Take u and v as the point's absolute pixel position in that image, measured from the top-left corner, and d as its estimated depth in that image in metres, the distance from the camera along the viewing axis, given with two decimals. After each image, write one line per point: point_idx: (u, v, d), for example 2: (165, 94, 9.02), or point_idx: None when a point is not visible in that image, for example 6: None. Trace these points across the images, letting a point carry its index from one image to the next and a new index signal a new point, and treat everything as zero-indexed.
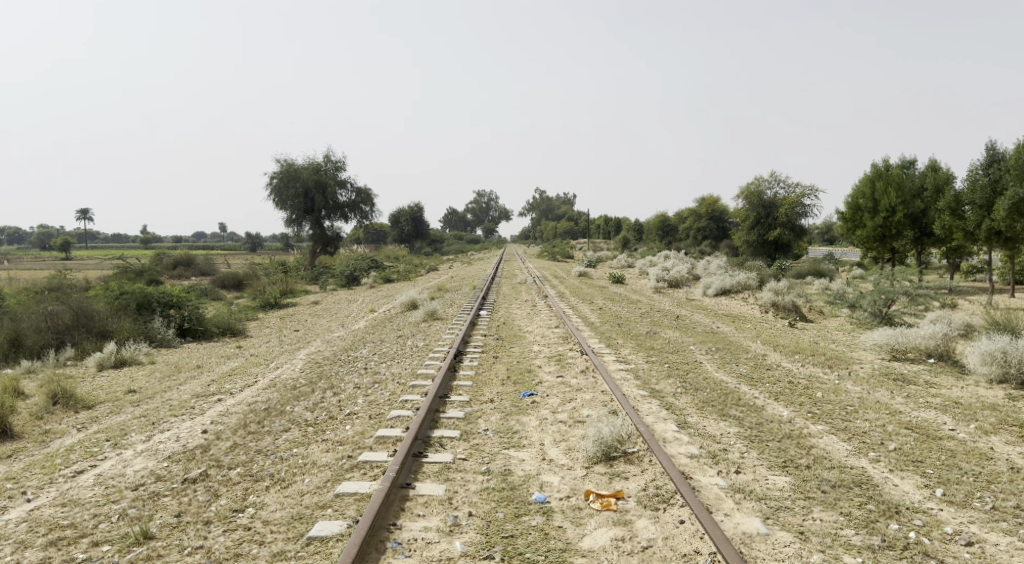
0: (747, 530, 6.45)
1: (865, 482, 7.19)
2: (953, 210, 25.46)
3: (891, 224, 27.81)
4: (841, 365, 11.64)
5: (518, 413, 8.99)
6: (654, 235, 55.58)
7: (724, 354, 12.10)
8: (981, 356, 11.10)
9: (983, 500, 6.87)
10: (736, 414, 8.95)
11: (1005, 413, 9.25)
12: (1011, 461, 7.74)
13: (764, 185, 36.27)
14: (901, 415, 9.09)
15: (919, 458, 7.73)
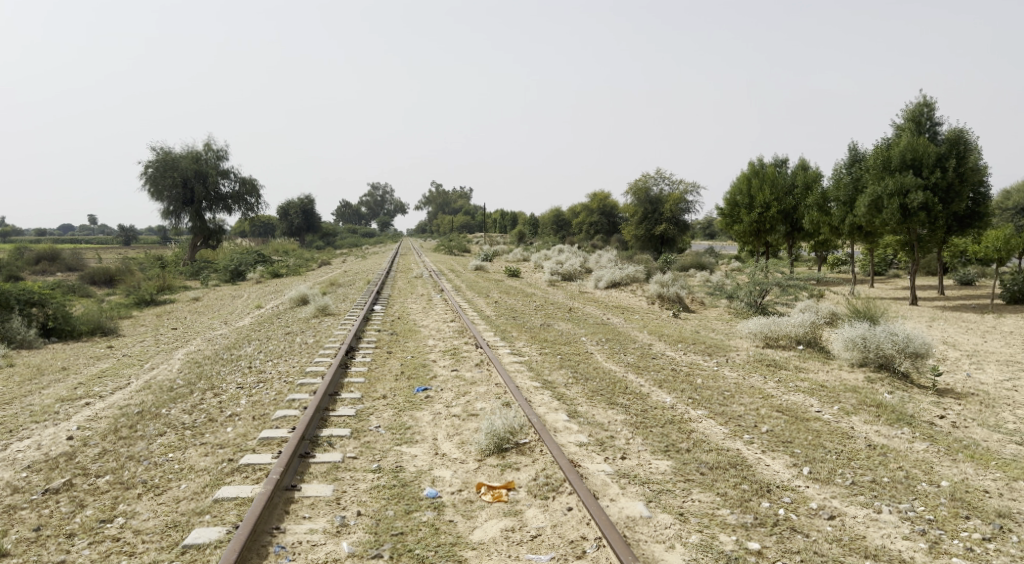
0: (631, 514, 6.67)
1: (741, 463, 7.57)
2: (819, 206, 27.19)
3: (765, 219, 29.47)
4: (720, 352, 12.24)
5: (411, 409, 8.92)
6: (549, 229, 56.48)
7: (613, 345, 12.43)
8: (844, 341, 11.93)
9: (844, 477, 7.37)
10: (624, 402, 9.22)
11: (865, 394, 9.96)
12: (869, 439, 8.36)
13: (651, 181, 37.53)
14: (773, 398, 9.64)
15: (789, 439, 8.22)
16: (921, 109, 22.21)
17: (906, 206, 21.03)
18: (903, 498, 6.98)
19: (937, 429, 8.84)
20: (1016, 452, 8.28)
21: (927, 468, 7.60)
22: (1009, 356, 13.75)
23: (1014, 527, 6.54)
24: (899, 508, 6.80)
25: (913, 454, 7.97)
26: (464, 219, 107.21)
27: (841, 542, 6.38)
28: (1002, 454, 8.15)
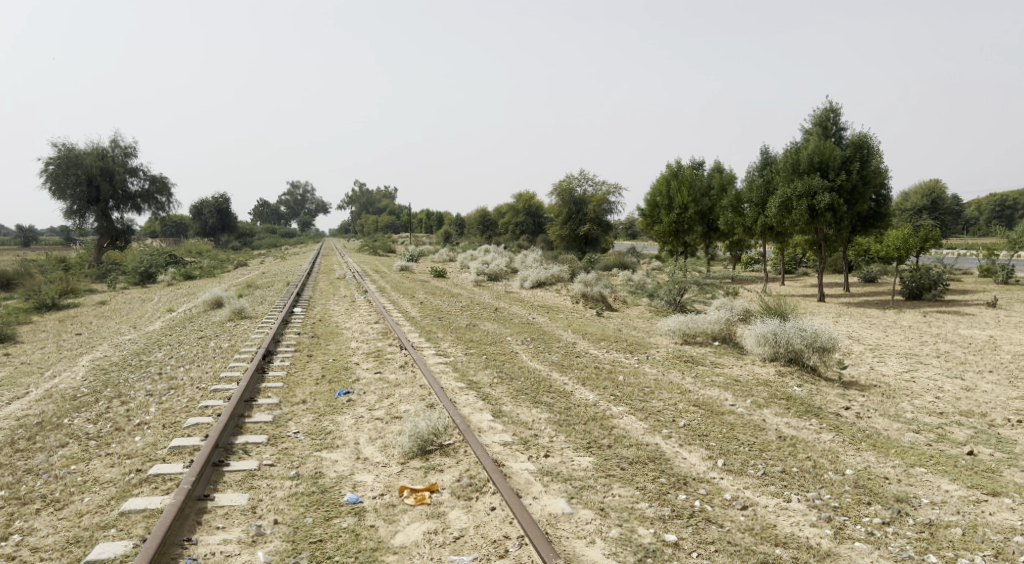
0: (553, 511, 6.73)
1: (659, 457, 7.74)
2: (734, 207, 28.14)
3: (684, 220, 30.22)
4: (640, 349, 12.50)
5: (332, 413, 8.76)
6: (475, 229, 56.46)
7: (537, 344, 12.52)
8: (757, 337, 12.35)
9: (756, 468, 7.63)
10: (548, 401, 9.30)
11: (776, 388, 10.35)
12: (780, 430, 8.68)
13: (575, 182, 37.95)
14: (690, 393, 9.91)
15: (705, 432, 8.46)
16: (828, 115, 23.21)
17: (813, 208, 21.94)
18: (811, 487, 7.27)
19: (842, 419, 9.26)
20: (914, 439, 8.75)
21: (833, 457, 7.95)
22: (908, 349, 14.54)
23: (912, 510, 6.90)
24: (807, 497, 7.08)
25: (821, 444, 8.32)
26: (388, 219, 106.07)
27: (753, 531, 6.58)
28: (901, 442, 8.60)
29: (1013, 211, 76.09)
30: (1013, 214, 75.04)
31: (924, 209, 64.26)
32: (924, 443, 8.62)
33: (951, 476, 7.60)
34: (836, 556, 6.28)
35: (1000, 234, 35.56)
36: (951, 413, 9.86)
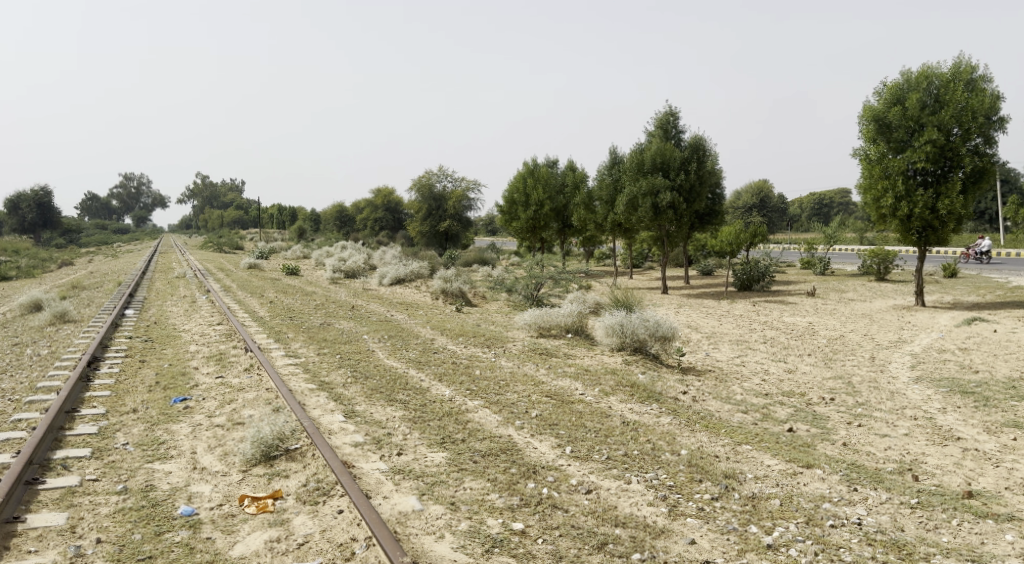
0: (403, 509, 6.69)
1: (510, 448, 7.89)
2: (586, 204, 29.14)
3: (540, 216, 30.96)
4: (497, 343, 12.66)
5: (167, 422, 8.26)
6: (330, 225, 55.13)
7: (393, 341, 12.39)
8: (605, 328, 12.84)
9: (600, 453, 7.95)
10: (402, 398, 9.22)
11: (622, 376, 10.82)
12: (625, 416, 9.09)
13: (434, 178, 37.83)
14: (543, 384, 10.15)
15: (556, 422, 8.70)
16: (668, 118, 24.52)
17: (657, 205, 23.03)
18: (650, 468, 7.66)
19: (680, 404, 9.83)
20: (743, 419, 9.42)
21: (670, 439, 8.42)
22: (740, 336, 15.64)
23: (737, 485, 7.43)
24: (646, 478, 7.45)
25: (660, 427, 8.79)
26: (234, 214, 101.17)
27: (595, 514, 6.84)
28: (731, 422, 9.25)
29: (829, 208, 83.80)
30: (829, 212, 82.76)
31: (754, 207, 69.48)
32: (751, 422, 9.31)
33: (773, 452, 8.26)
34: (670, 532, 6.63)
35: (817, 230, 38.94)
36: (775, 394, 10.71)
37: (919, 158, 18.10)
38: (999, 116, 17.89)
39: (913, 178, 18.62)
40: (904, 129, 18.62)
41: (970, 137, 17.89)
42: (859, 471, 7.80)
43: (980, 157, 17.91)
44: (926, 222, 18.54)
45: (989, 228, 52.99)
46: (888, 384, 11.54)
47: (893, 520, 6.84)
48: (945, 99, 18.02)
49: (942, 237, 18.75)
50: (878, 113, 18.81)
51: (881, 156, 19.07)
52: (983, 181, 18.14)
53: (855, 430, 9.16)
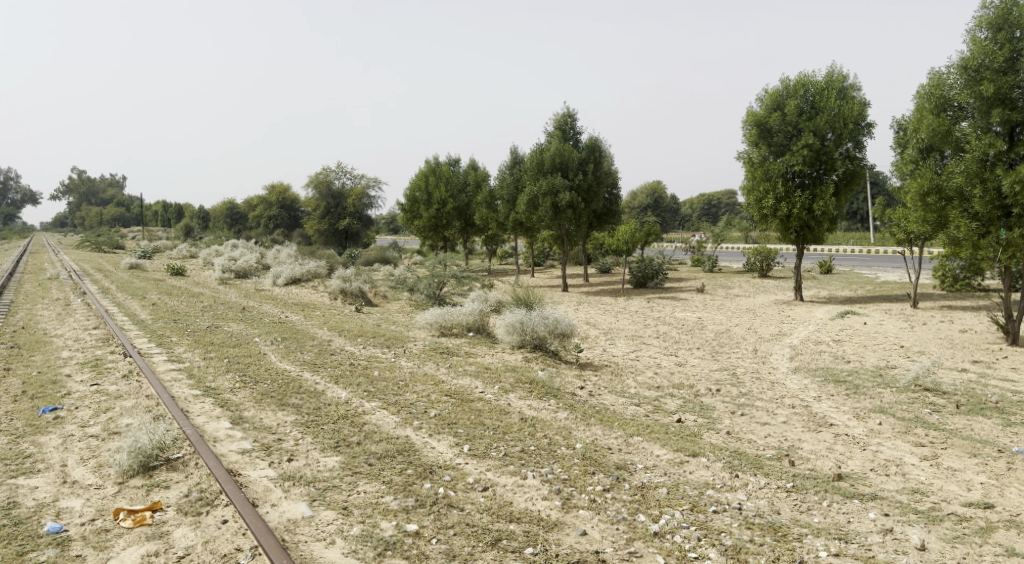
0: (292, 516, 6.53)
1: (407, 449, 7.81)
2: (487, 203, 29.19)
3: (442, 215, 30.65)
4: (397, 344, 12.52)
5: (34, 434, 7.74)
6: (220, 223, 52.99)
7: (288, 343, 12.05)
8: (506, 326, 12.93)
9: (498, 450, 8.00)
10: (296, 402, 8.97)
11: (522, 373, 10.93)
12: (523, 413, 9.17)
13: (332, 175, 36.96)
14: (443, 384, 10.11)
15: (454, 421, 8.68)
16: (566, 119, 24.91)
17: (556, 205, 23.33)
18: (545, 463, 7.76)
19: (577, 399, 10.01)
20: (636, 412, 9.69)
21: (566, 433, 8.57)
22: (635, 332, 16.07)
23: (628, 476, 7.64)
24: (540, 473, 7.54)
25: (557, 422, 8.92)
26: (115, 211, 95.67)
27: (490, 510, 6.87)
28: (625, 415, 9.51)
29: (717, 209, 87.53)
30: (717, 212, 86.42)
31: (648, 207, 71.65)
32: (644, 414, 9.60)
33: (662, 442, 8.53)
34: (562, 524, 6.74)
35: (706, 230, 40.46)
36: (666, 387, 11.07)
37: (797, 161, 19.11)
38: (866, 123, 19.22)
39: (791, 180, 19.66)
40: (784, 134, 19.62)
41: (842, 142, 19.11)
42: (741, 459, 8.17)
43: (851, 160, 19.19)
44: (803, 222, 19.62)
45: (859, 227, 56.76)
46: (770, 374, 12.16)
47: (770, 504, 7.20)
48: (819, 106, 19.15)
49: (817, 236, 19.90)
50: (761, 118, 19.69)
51: (763, 159, 20.02)
52: (853, 183, 19.44)
53: (739, 420, 9.59)
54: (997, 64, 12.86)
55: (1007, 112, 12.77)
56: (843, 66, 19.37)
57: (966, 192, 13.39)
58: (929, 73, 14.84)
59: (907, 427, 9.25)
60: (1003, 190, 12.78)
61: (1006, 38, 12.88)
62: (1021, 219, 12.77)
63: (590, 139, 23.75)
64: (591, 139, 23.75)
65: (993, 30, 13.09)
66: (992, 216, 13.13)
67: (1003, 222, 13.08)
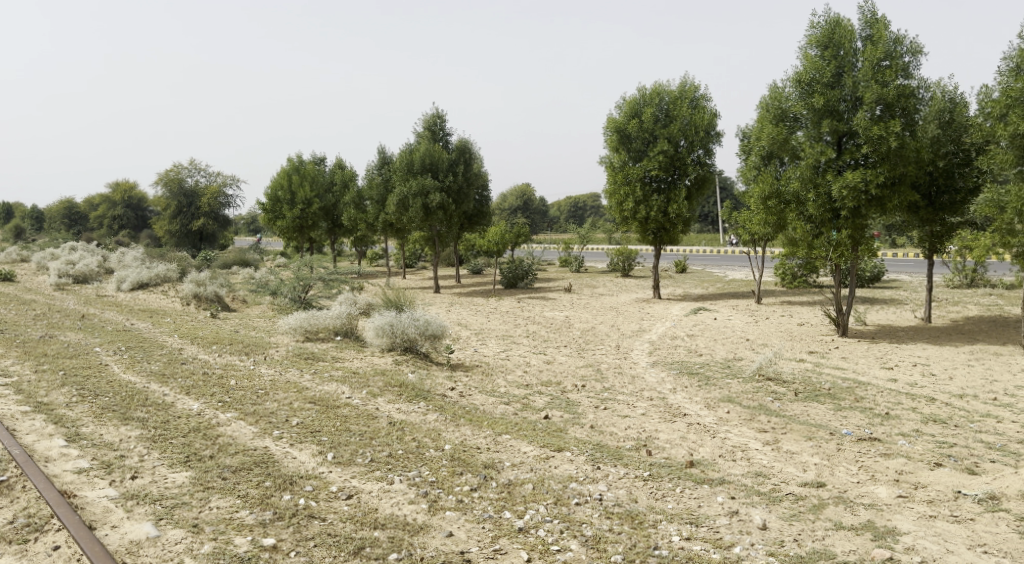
0: (135, 537, 6.15)
1: (265, 461, 7.51)
2: (356, 203, 28.67)
3: (307, 215, 29.62)
4: (258, 350, 12.01)
5: None
6: (56, 223, 48.93)
7: (133, 353, 11.27)
8: (375, 329, 12.72)
9: (363, 456, 7.84)
10: (141, 416, 8.41)
11: (390, 376, 10.79)
12: (391, 417, 9.05)
13: (184, 172, 35.03)
14: (306, 391, 9.78)
15: (318, 428, 8.44)
16: (435, 120, 24.83)
17: (426, 205, 23.16)
18: (413, 467, 7.69)
19: (447, 400, 9.99)
20: (504, 411, 9.80)
21: (435, 435, 8.53)
22: (504, 332, 16.24)
23: (496, 474, 7.70)
24: (407, 477, 7.46)
25: (426, 425, 8.87)
26: None
27: (354, 518, 6.72)
28: (493, 414, 9.58)
29: (583, 212, 90.28)
30: (583, 214, 89.14)
31: (518, 209, 72.72)
32: (512, 413, 9.71)
33: (529, 439, 8.66)
34: (428, 527, 6.70)
35: (572, 231, 41.48)
36: (534, 384, 11.25)
37: (655, 166, 19.95)
38: (716, 132, 20.50)
39: (649, 184, 20.51)
40: (642, 140, 20.38)
41: (694, 148, 20.29)
42: (603, 451, 8.43)
43: (702, 166, 20.42)
44: (660, 223, 20.54)
45: (710, 229, 60.41)
46: (631, 369, 12.65)
47: (629, 493, 7.48)
48: (673, 115, 20.13)
49: (673, 237, 20.91)
50: (620, 124, 20.43)
51: (623, 164, 20.70)
52: (704, 188, 20.65)
53: (602, 414, 9.90)
54: (826, 78, 14.00)
55: (835, 123, 13.89)
56: (694, 77, 20.50)
57: (801, 196, 14.48)
58: (768, 86, 15.88)
59: (751, 414, 9.87)
60: (832, 195, 13.95)
61: (832, 55, 14.06)
62: (848, 221, 13.99)
63: (461, 139, 23.89)
64: (462, 140, 23.87)
65: (822, 48, 14.22)
66: (824, 218, 14.28)
67: (834, 223, 14.26)
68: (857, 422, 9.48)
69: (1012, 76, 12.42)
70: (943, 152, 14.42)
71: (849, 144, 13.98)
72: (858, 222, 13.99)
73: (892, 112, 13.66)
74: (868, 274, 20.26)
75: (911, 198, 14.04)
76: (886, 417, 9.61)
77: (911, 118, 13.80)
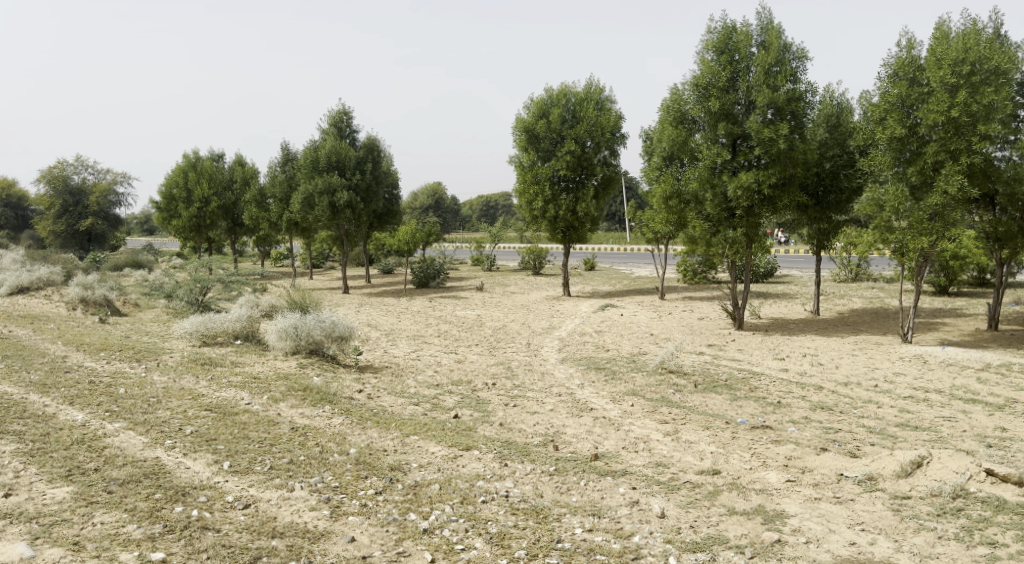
0: (7, 559, 5.80)
1: (156, 472, 7.19)
2: (258, 202, 27.84)
3: (206, 214, 28.55)
4: (150, 356, 11.49)
5: None
6: None
7: (10, 362, 10.58)
8: (278, 332, 12.38)
9: (262, 463, 7.61)
10: (18, 429, 7.90)
11: (294, 380, 10.51)
12: (293, 422, 8.82)
13: (70, 169, 33.13)
14: (202, 398, 9.42)
15: (214, 436, 8.14)
16: (341, 117, 24.36)
17: (333, 204, 22.70)
18: (314, 473, 7.52)
19: (354, 402, 9.82)
20: (413, 411, 9.71)
21: (339, 439, 8.37)
22: (414, 332, 16.11)
23: (402, 476, 7.63)
24: (309, 483, 7.30)
25: (330, 429, 8.69)
26: None
27: (250, 528, 6.52)
28: (402, 415, 9.49)
29: (494, 211, 90.62)
30: (495, 213, 89.57)
31: (429, 208, 72.19)
32: (421, 413, 9.64)
33: (437, 439, 8.62)
34: (330, 533, 6.56)
35: (483, 230, 41.57)
36: (445, 384, 11.21)
37: (562, 166, 20.21)
38: (621, 133, 20.96)
39: (557, 184, 20.75)
40: (550, 140, 20.59)
41: (600, 149, 20.69)
42: (510, 448, 8.48)
43: (608, 167, 20.87)
44: (569, 222, 20.85)
45: (618, 227, 61.80)
46: (540, 366, 12.78)
47: (534, 488, 7.55)
48: (580, 116, 20.45)
49: (581, 236, 21.26)
50: (528, 124, 20.57)
51: (531, 164, 20.86)
52: (610, 188, 21.10)
53: (511, 411, 9.96)
54: (721, 82, 14.52)
55: (730, 126, 14.46)
56: (599, 79, 20.89)
57: (700, 196, 14.97)
58: (668, 89, 16.34)
59: (654, 406, 10.15)
60: (728, 194, 14.48)
61: (728, 60, 14.58)
62: (743, 220, 14.59)
63: (369, 138, 23.60)
64: (370, 138, 23.60)
65: (717, 52, 14.73)
66: (721, 217, 14.82)
67: (730, 222, 14.81)
68: (752, 411, 9.89)
69: (889, 83, 13.22)
70: (830, 154, 15.22)
71: (743, 146, 14.57)
72: (752, 220, 14.62)
73: (783, 116, 14.31)
74: (762, 270, 21.15)
75: (800, 198, 14.77)
76: (778, 406, 10.06)
77: (800, 122, 14.49)
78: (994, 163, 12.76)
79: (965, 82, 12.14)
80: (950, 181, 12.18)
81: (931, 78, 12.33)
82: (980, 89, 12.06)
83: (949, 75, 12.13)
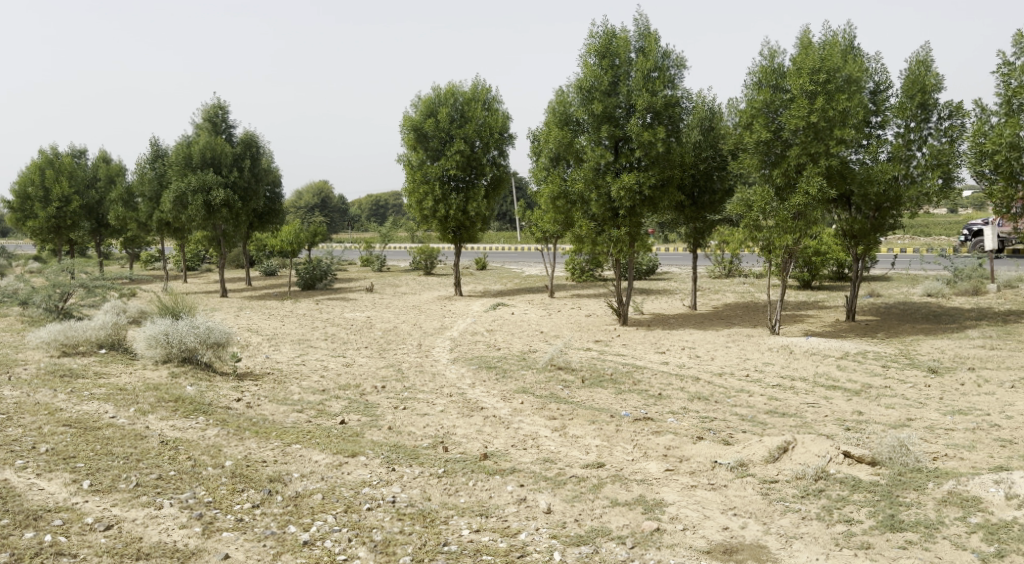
0: None
1: (4, 496, 6.66)
2: (124, 201, 26.26)
3: (66, 214, 26.60)
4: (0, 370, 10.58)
5: None
6: None
7: None
8: (147, 340, 11.71)
9: (127, 481, 7.16)
10: None
11: (165, 391, 9.95)
12: (162, 435, 8.34)
13: None
14: (61, 412, 8.77)
15: (72, 454, 7.60)
16: (216, 111, 23.35)
17: (208, 203, 21.69)
18: (186, 488, 7.15)
19: (231, 412, 9.40)
20: (297, 419, 9.40)
21: (214, 452, 7.99)
22: (299, 336, 15.61)
23: (281, 487, 7.36)
24: (179, 499, 6.92)
25: (204, 441, 8.29)
26: None
27: (112, 551, 6.12)
28: (284, 424, 9.16)
29: (383, 211, 89.35)
30: (383, 212, 88.30)
31: (314, 207, 70.33)
32: (305, 421, 9.34)
33: (321, 447, 8.37)
34: (201, 551, 6.25)
35: (374, 230, 40.86)
36: (331, 389, 10.92)
37: (451, 166, 20.13)
38: (509, 134, 21.15)
39: (447, 184, 20.63)
40: (438, 139, 20.46)
41: (488, 149, 20.79)
42: (397, 452, 8.35)
43: (497, 167, 21.01)
44: (459, 222, 20.79)
45: (508, 227, 62.23)
46: (430, 367, 12.67)
47: (421, 492, 7.47)
48: (467, 115, 20.46)
49: (472, 235, 21.27)
50: (415, 123, 20.33)
51: (420, 163, 20.63)
52: (499, 188, 21.23)
53: (400, 414, 9.81)
54: (603, 86, 14.87)
55: (613, 128, 14.83)
56: (485, 80, 20.99)
57: (585, 196, 15.26)
58: (554, 92, 16.57)
59: (542, 403, 10.25)
60: (611, 195, 14.85)
61: (608, 64, 14.90)
62: (626, 219, 14.99)
63: (246, 133, 22.73)
64: (247, 134, 22.73)
65: (599, 57, 15.02)
66: (605, 217, 15.18)
67: (613, 222, 15.18)
68: (635, 404, 10.17)
69: (755, 90, 13.93)
70: (704, 156, 15.86)
71: (625, 148, 14.98)
72: (635, 220, 15.05)
73: (661, 120, 14.80)
74: (645, 267, 21.90)
75: (678, 198, 15.34)
76: (658, 398, 10.39)
77: (677, 125, 15.04)
78: (850, 166, 13.65)
79: (822, 90, 12.93)
80: (811, 182, 12.96)
81: (792, 86, 13.05)
82: (835, 97, 12.89)
83: (808, 83, 12.87)
